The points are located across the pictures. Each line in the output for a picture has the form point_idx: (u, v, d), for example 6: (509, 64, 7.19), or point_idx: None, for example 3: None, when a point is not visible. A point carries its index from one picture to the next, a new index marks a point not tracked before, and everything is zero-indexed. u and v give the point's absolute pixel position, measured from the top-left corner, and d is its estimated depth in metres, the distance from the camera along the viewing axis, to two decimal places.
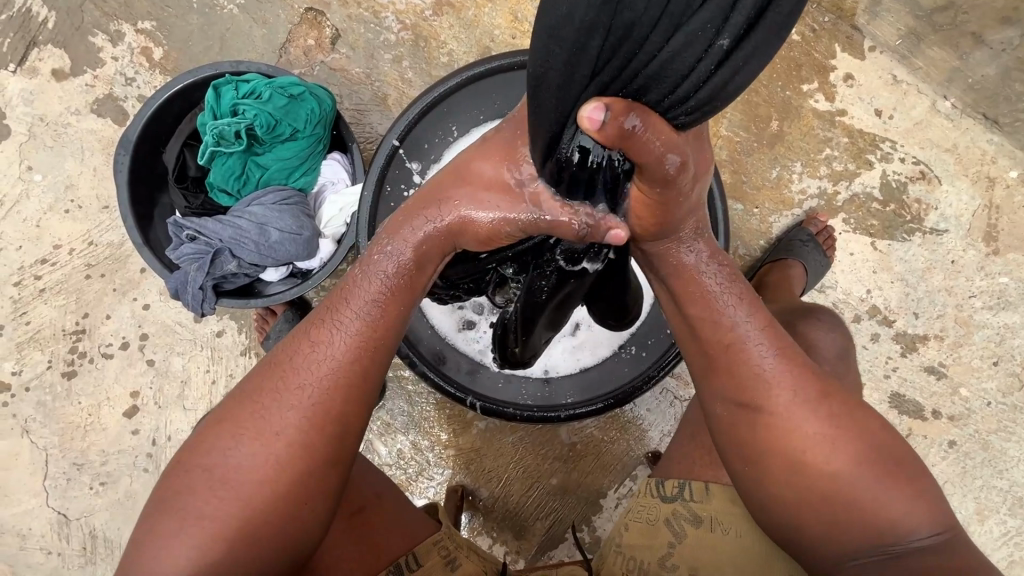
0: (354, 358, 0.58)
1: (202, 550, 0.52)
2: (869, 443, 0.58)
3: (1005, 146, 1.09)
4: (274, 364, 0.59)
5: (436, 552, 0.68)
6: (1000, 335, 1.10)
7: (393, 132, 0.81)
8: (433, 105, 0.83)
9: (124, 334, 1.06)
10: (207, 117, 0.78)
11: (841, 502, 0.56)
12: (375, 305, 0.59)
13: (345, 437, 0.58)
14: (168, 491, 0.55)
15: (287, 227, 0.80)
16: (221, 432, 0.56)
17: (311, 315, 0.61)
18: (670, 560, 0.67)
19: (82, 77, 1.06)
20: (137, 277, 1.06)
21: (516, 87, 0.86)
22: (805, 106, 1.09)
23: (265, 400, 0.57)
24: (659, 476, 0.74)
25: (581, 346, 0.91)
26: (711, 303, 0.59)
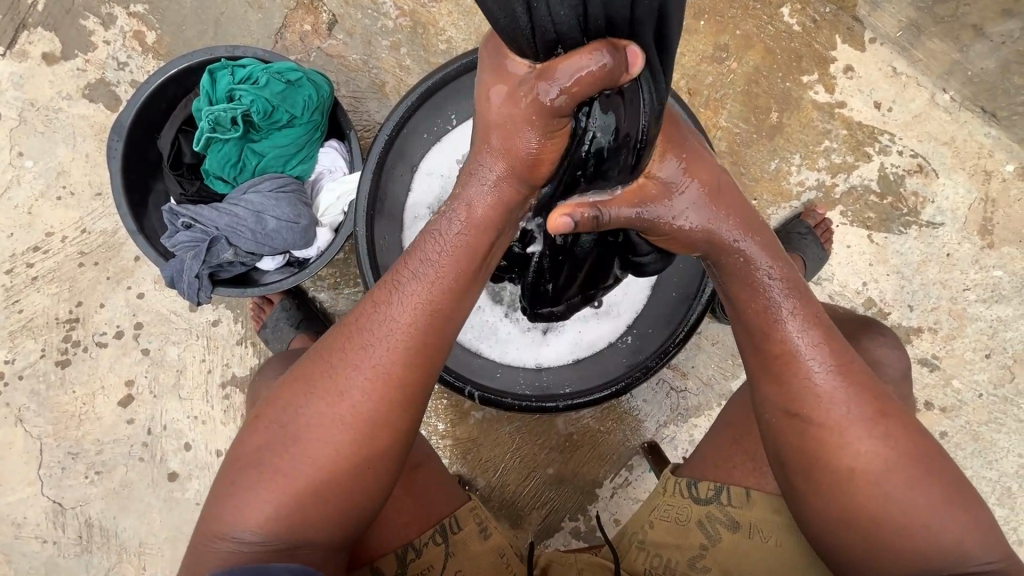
0: (414, 326, 0.56)
1: (274, 505, 0.54)
2: (922, 464, 0.58)
3: (1002, 140, 1.09)
4: (343, 324, 0.59)
5: (473, 518, 0.69)
6: (993, 328, 1.11)
7: (391, 119, 0.80)
8: (432, 92, 0.82)
9: (118, 323, 1.05)
10: (203, 102, 0.77)
11: (889, 522, 0.57)
12: (439, 265, 0.56)
13: (407, 408, 0.57)
14: (246, 445, 0.56)
15: (283, 215, 0.79)
16: (296, 392, 0.57)
17: (380, 279, 0.59)
18: (699, 562, 0.68)
19: (74, 61, 1.05)
20: (131, 266, 1.05)
21: None
22: (804, 98, 1.09)
23: (336, 360, 0.57)
24: (690, 477, 0.72)
25: (578, 336, 0.91)
26: (777, 315, 0.59)
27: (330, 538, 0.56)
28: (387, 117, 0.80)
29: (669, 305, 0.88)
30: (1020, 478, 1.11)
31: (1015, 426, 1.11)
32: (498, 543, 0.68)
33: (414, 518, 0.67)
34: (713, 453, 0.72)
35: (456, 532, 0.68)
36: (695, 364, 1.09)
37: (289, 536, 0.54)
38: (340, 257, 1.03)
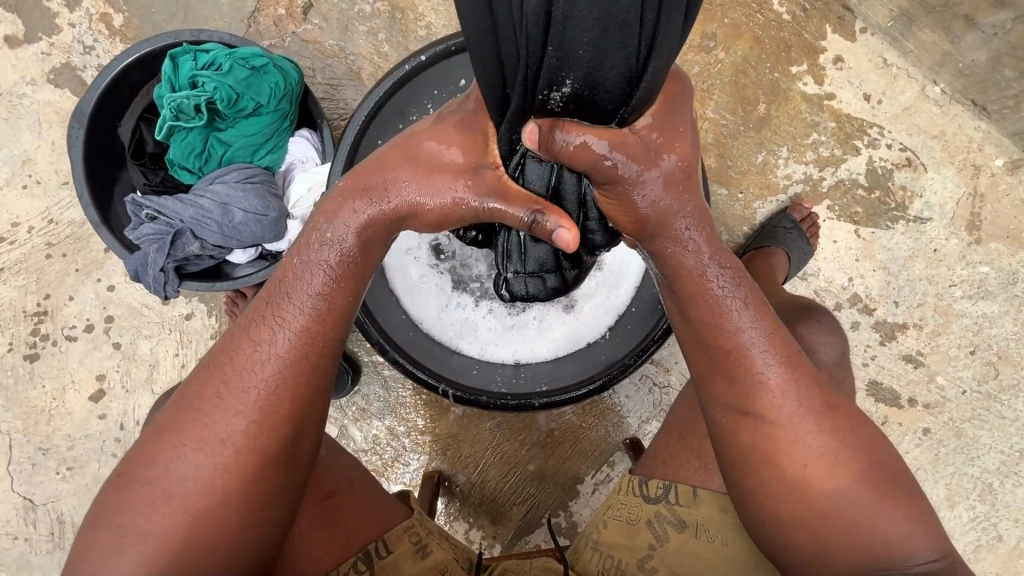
0: (298, 354, 0.56)
1: (150, 565, 0.51)
2: (866, 459, 0.58)
3: (992, 134, 1.07)
4: (212, 367, 0.57)
5: (407, 538, 0.66)
6: (978, 325, 1.10)
7: (363, 108, 0.77)
8: (406, 81, 0.80)
9: (88, 317, 1.02)
10: (165, 89, 0.74)
11: (832, 519, 0.56)
12: (320, 295, 0.57)
13: (299, 432, 0.57)
14: (112, 504, 0.53)
15: (251, 207, 0.76)
16: (166, 441, 0.54)
17: (249, 312, 0.58)
18: (648, 563, 0.67)
19: (38, 44, 1.01)
20: (100, 258, 1.02)
21: None
22: (793, 89, 1.07)
23: (208, 402, 0.55)
24: (641, 475, 0.71)
25: (558, 333, 0.89)
26: (718, 309, 0.58)
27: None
28: (359, 106, 0.78)
29: (650, 301, 0.86)
30: (1002, 475, 1.11)
31: (997, 423, 1.11)
32: (440, 559, 0.65)
33: (330, 550, 0.65)
34: (661, 450, 0.71)
35: (383, 558, 0.65)
36: (679, 360, 1.08)
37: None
38: None
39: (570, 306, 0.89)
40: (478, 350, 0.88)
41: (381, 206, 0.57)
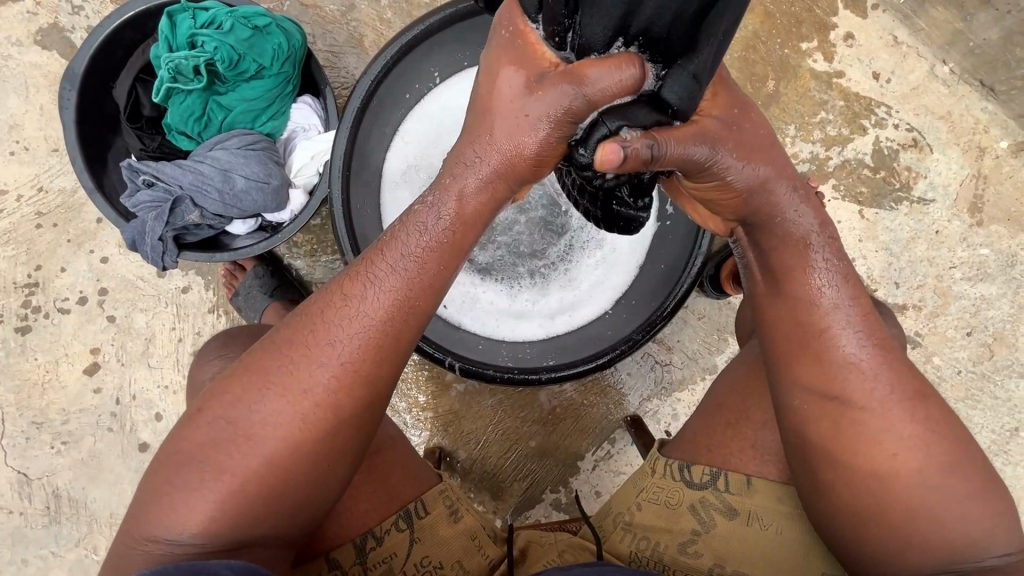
0: (389, 320, 0.54)
1: (220, 504, 0.50)
2: (955, 449, 0.58)
3: (998, 115, 1.07)
4: (304, 316, 0.55)
5: (441, 501, 0.65)
6: (976, 306, 1.11)
7: (368, 74, 0.74)
8: (414, 46, 0.77)
9: (81, 289, 1.00)
10: (162, 48, 0.71)
11: (914, 506, 0.57)
12: (417, 261, 0.54)
13: (376, 401, 0.55)
14: (190, 438, 0.52)
15: (253, 174, 0.74)
16: (248, 384, 0.53)
17: (347, 266, 0.56)
18: (692, 547, 0.67)
19: (24, 3, 0.96)
20: (93, 228, 0.99)
21: None
22: (802, 66, 1.05)
23: (296, 353, 0.53)
24: (684, 460, 0.69)
25: (563, 311, 0.89)
26: (815, 288, 0.59)
27: (283, 535, 0.53)
28: (365, 70, 0.74)
29: (656, 278, 0.86)
30: (991, 453, 1.13)
31: (990, 403, 1.13)
32: (472, 524, 0.65)
33: (374, 505, 0.63)
34: (703, 433, 0.70)
35: (422, 517, 0.63)
36: (681, 339, 1.08)
37: (238, 536, 0.51)
38: (317, 222, 0.98)
39: (571, 279, 0.89)
40: (484, 325, 0.88)
41: (479, 163, 0.53)
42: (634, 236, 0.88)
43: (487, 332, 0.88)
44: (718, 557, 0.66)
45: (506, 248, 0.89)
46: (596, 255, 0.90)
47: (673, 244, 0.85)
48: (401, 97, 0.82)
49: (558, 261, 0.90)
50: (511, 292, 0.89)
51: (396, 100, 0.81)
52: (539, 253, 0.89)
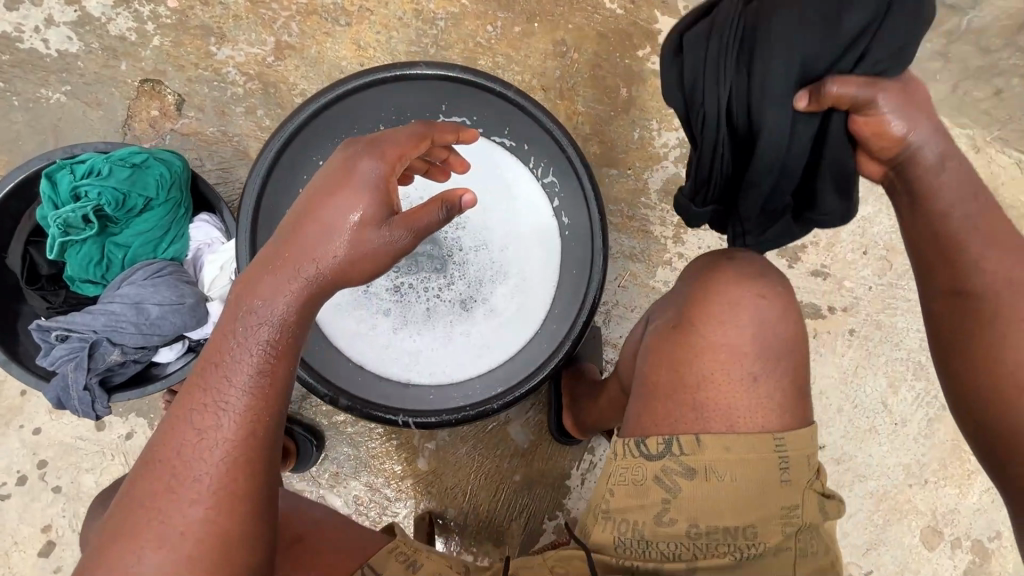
0: (244, 432, 0.54)
1: None
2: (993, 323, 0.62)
3: None
4: (155, 461, 0.54)
5: (394, 559, 0.64)
6: (862, 228, 1.23)
7: (255, 175, 0.79)
8: (292, 140, 0.82)
9: (18, 469, 0.96)
10: (46, 208, 0.73)
11: (993, 391, 0.61)
12: (255, 371, 0.55)
13: (262, 508, 0.55)
14: None
15: (166, 299, 0.76)
16: (118, 548, 0.51)
17: (183, 396, 0.55)
18: (666, 516, 0.61)
19: None
20: (18, 402, 0.96)
21: (370, 107, 0.86)
22: (645, 70, 1.18)
23: (158, 502, 0.52)
24: (636, 435, 0.63)
25: (502, 342, 0.94)
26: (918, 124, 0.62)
27: None
28: (252, 172, 0.80)
29: (574, 284, 0.92)
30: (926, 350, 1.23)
31: (907, 307, 1.23)
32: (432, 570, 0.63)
33: None
34: (645, 409, 0.64)
35: None
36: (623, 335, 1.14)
37: None
38: None
39: (491, 311, 0.95)
40: (431, 376, 0.92)
41: (284, 276, 0.56)
42: (538, 257, 0.97)
43: (435, 382, 0.92)
44: (694, 518, 0.61)
45: (427, 300, 0.95)
46: (514, 282, 0.96)
47: (576, 249, 0.92)
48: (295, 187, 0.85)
49: (479, 298, 0.95)
50: (441, 337, 0.94)
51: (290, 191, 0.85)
52: (460, 294, 0.95)
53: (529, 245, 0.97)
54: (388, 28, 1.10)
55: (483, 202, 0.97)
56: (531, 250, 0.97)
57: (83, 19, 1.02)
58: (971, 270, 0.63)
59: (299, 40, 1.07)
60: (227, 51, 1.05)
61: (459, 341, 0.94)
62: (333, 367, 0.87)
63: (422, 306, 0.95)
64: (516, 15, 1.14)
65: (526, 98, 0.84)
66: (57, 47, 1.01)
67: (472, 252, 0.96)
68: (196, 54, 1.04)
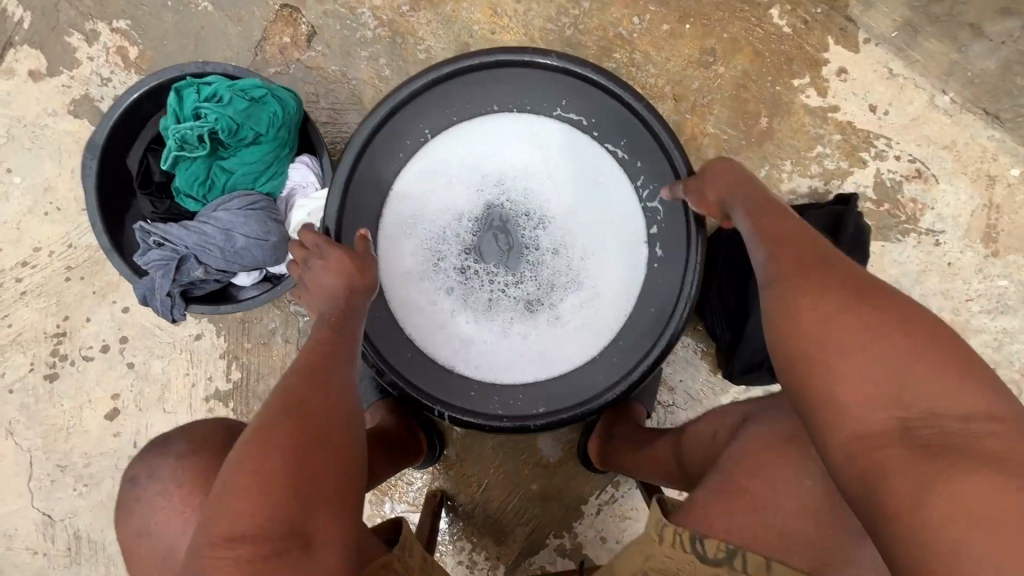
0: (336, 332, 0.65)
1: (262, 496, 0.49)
2: (800, 269, 0.55)
3: (1006, 143, 1.04)
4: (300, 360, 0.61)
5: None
6: (998, 340, 1.06)
7: (358, 134, 0.77)
8: (398, 109, 0.80)
9: (103, 338, 1.06)
10: (170, 121, 0.76)
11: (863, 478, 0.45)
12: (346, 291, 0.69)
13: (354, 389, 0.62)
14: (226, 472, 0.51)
15: (253, 232, 0.79)
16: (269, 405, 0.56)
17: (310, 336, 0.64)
18: None
19: (58, 78, 1.05)
20: (116, 280, 1.06)
21: (480, 86, 0.84)
22: (795, 102, 1.05)
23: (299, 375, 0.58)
24: (697, 530, 0.61)
25: (556, 353, 0.89)
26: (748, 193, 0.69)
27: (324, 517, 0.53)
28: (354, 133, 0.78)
29: (653, 318, 0.84)
30: None
31: None
32: None
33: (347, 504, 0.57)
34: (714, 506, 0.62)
35: None
36: (683, 379, 1.07)
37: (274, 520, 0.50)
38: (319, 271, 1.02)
39: (554, 317, 0.90)
40: (477, 369, 0.89)
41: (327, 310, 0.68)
42: (616, 273, 0.90)
43: (477, 378, 0.88)
44: None
45: (492, 288, 0.91)
46: (584, 291, 0.90)
47: (660, 287, 0.85)
48: (397, 148, 0.86)
49: (545, 300, 0.91)
50: (497, 330, 0.90)
51: (393, 148, 0.86)
52: (526, 294, 0.91)
53: (609, 259, 0.90)
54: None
55: (573, 208, 0.91)
56: (613, 269, 0.90)
57: None
58: (784, 245, 0.58)
59: None
60: None
61: (515, 338, 0.90)
62: (390, 337, 0.86)
63: (485, 295, 0.91)
64: (668, 12, 1.04)
65: (655, 115, 0.77)
66: None
67: (550, 254, 0.91)
68: None
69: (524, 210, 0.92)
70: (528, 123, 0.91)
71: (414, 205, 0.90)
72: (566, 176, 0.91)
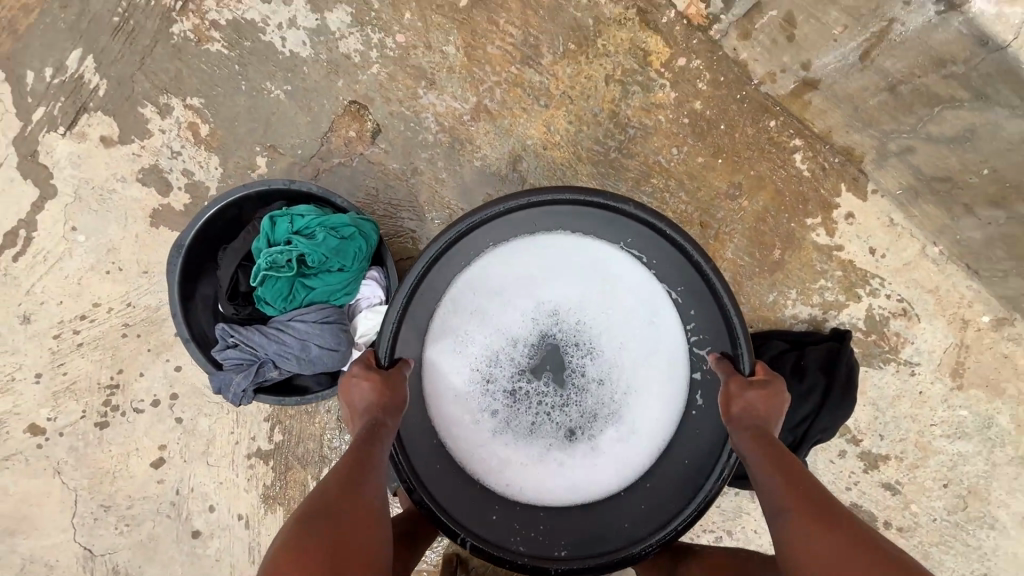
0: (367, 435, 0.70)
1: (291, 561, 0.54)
2: (809, 506, 0.63)
3: (983, 293, 1.18)
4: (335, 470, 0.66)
5: None
6: (952, 462, 1.22)
7: (425, 255, 0.81)
8: (467, 231, 0.83)
9: (155, 393, 1.14)
10: (262, 243, 0.85)
11: None
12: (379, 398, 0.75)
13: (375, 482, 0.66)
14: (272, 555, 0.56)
15: (326, 343, 0.87)
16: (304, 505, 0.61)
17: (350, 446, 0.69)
18: None
19: (129, 146, 1.11)
20: (171, 340, 1.13)
21: (546, 216, 0.86)
22: (806, 238, 1.17)
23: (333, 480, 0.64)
24: None
25: (591, 485, 0.87)
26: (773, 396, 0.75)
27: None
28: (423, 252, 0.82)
29: (689, 473, 0.84)
30: None
31: (962, 550, 1.23)
32: None
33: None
34: None
35: None
36: None
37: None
38: None
39: (592, 447, 0.88)
40: (506, 496, 0.86)
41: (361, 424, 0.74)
42: (659, 412, 0.88)
43: (505, 506, 0.86)
44: None
45: (534, 410, 0.89)
46: (626, 425, 0.88)
47: (705, 437, 0.84)
48: (456, 263, 0.87)
49: (586, 430, 0.89)
50: (535, 455, 0.88)
51: (452, 264, 0.87)
52: (569, 418, 0.89)
53: (653, 395, 0.88)
54: (581, 121, 1.13)
55: (630, 340, 0.89)
56: (657, 409, 0.88)
57: (321, 30, 1.10)
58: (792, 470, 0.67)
59: (497, 108, 1.12)
60: (432, 97, 1.11)
61: (552, 464, 0.88)
62: (427, 451, 0.85)
63: (529, 418, 0.89)
64: (703, 147, 1.14)
65: (717, 275, 0.79)
66: (291, 48, 1.10)
67: (594, 382, 0.89)
68: (404, 92, 1.11)
69: (574, 335, 0.90)
70: (599, 248, 0.88)
71: (462, 315, 0.89)
72: (628, 308, 0.90)
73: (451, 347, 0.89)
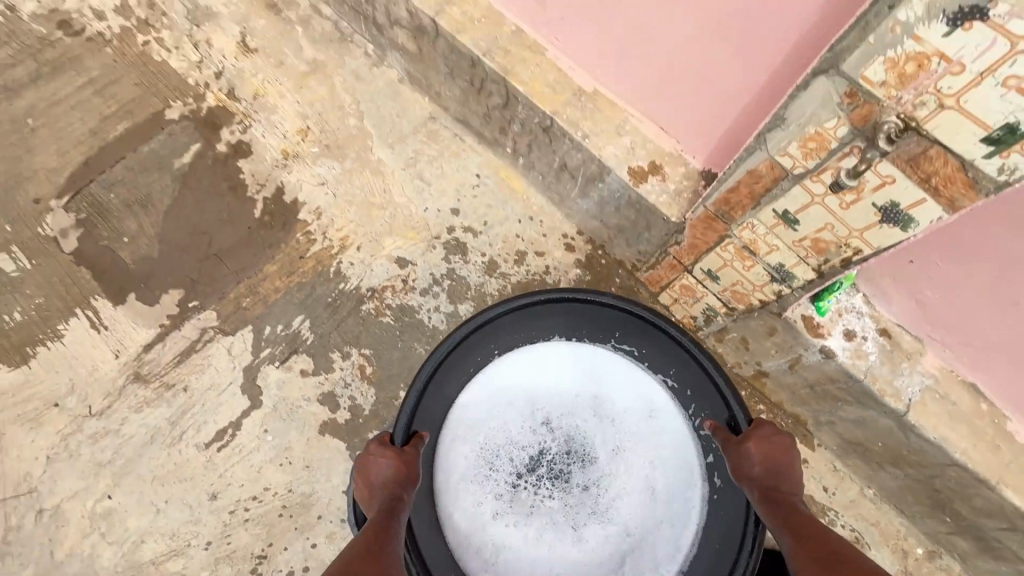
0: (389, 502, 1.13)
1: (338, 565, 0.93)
2: (799, 520, 1.04)
3: (911, 528, 1.61)
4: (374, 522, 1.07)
5: None
6: None
7: (437, 352, 1.33)
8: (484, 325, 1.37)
9: (291, 564, 1.53)
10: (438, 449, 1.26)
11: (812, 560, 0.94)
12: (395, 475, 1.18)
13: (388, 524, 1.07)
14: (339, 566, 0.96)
15: None
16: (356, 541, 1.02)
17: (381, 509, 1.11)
18: None
19: (318, 377, 1.67)
20: (314, 521, 1.56)
21: (541, 317, 1.40)
22: None
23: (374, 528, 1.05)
24: None
25: (583, 543, 1.33)
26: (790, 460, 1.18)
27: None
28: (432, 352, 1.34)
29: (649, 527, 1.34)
30: None
31: None
32: None
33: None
34: None
35: None
36: None
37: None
38: None
39: (580, 528, 1.34)
40: (515, 541, 1.33)
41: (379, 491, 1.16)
42: (627, 502, 1.36)
43: (512, 546, 1.33)
44: None
45: (529, 495, 1.36)
46: (609, 502, 1.36)
47: (666, 509, 1.35)
48: (473, 358, 1.38)
49: (585, 514, 1.35)
50: (530, 528, 1.34)
51: (471, 358, 1.38)
52: (563, 503, 1.36)
53: (623, 482, 1.37)
54: None
55: (605, 441, 1.39)
56: (631, 507, 1.36)
57: (453, 315, 1.77)
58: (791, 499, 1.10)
59: None
60: None
61: (544, 526, 1.34)
62: (450, 487, 1.34)
63: (527, 504, 1.35)
64: None
65: (712, 361, 1.34)
66: (434, 324, 1.75)
67: (586, 479, 1.37)
68: None
69: (565, 442, 1.39)
70: (571, 355, 1.42)
71: (473, 406, 1.39)
72: (602, 413, 1.41)
73: (461, 436, 1.37)
